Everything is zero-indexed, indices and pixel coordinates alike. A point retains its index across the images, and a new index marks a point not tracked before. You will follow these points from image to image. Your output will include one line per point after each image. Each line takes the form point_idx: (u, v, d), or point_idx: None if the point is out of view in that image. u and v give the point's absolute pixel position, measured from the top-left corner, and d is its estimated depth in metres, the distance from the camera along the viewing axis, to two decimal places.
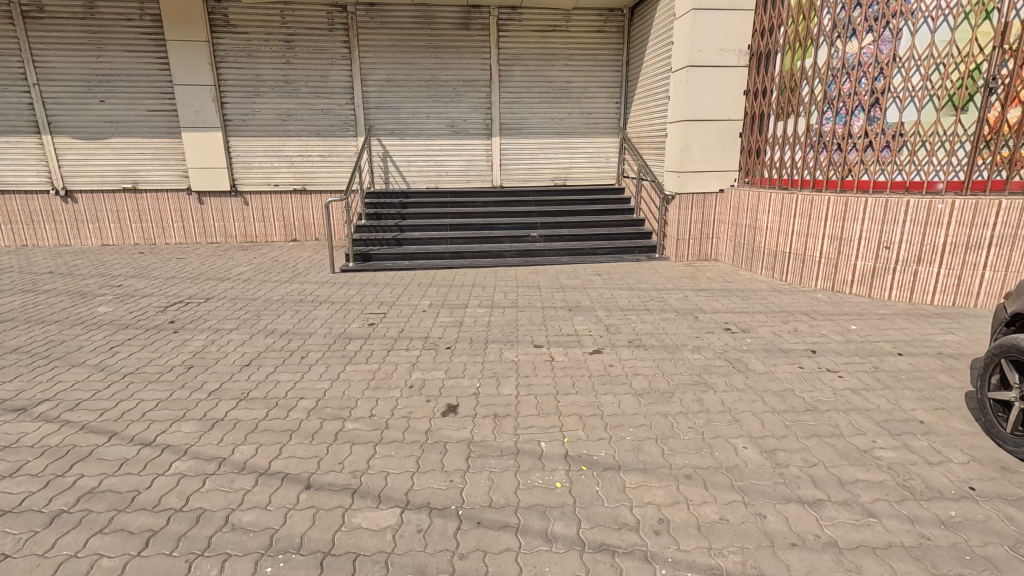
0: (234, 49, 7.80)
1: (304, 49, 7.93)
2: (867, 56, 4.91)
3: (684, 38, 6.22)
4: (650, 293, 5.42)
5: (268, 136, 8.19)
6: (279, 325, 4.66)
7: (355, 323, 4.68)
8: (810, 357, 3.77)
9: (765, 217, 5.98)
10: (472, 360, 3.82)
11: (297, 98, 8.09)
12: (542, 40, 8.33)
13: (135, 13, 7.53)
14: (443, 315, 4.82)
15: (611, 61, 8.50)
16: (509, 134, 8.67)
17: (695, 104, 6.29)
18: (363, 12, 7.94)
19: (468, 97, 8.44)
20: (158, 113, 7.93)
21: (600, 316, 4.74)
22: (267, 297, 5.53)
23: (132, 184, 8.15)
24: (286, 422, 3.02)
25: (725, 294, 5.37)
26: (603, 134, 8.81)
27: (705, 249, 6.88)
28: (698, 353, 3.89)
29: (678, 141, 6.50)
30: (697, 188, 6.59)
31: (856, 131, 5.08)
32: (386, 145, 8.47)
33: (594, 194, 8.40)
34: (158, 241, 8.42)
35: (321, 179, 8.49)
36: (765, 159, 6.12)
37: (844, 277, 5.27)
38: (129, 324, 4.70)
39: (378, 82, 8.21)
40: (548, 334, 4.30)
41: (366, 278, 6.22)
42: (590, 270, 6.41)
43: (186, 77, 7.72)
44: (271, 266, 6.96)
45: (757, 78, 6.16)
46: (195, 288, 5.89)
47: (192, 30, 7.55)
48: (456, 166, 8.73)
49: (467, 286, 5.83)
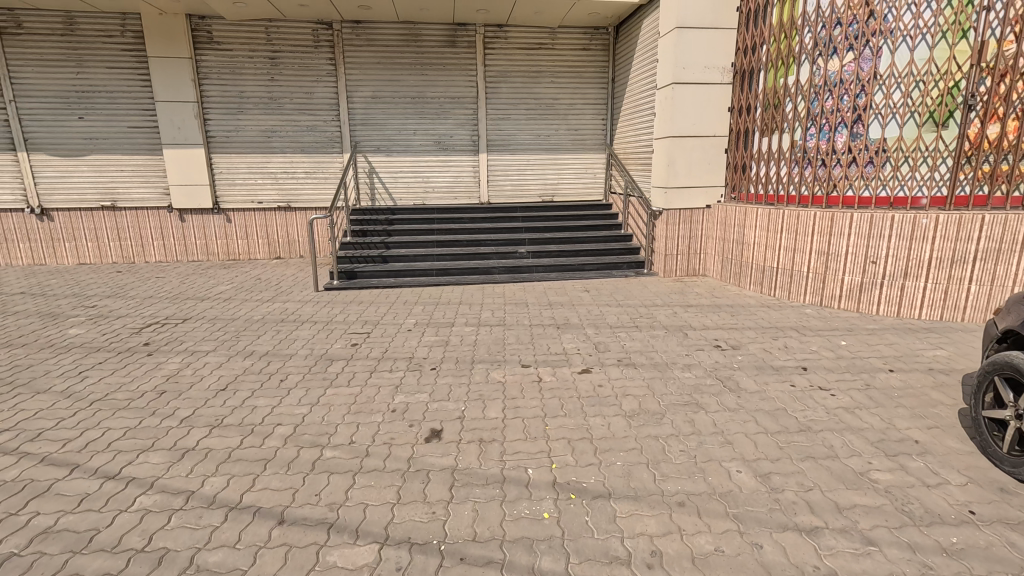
0: (218, 66, 7.73)
1: (289, 66, 7.88)
2: (849, 73, 4.99)
3: (668, 56, 6.27)
4: (639, 310, 5.37)
5: (252, 153, 8.09)
6: (259, 346, 4.51)
7: (337, 343, 4.55)
8: (801, 375, 3.72)
9: (752, 232, 5.98)
10: (457, 382, 3.71)
11: (281, 115, 8.02)
12: (528, 57, 8.38)
13: (116, 30, 7.44)
14: (429, 334, 4.71)
15: (597, 78, 8.56)
16: (496, 150, 8.66)
17: (680, 120, 6.32)
18: (349, 30, 7.93)
19: (455, 114, 8.43)
20: (139, 130, 7.80)
21: (589, 333, 4.66)
22: (247, 317, 5.38)
23: (111, 202, 7.98)
24: (261, 450, 2.88)
25: (714, 309, 5.33)
26: (590, 151, 8.83)
27: (693, 264, 6.86)
28: (688, 372, 3.82)
29: (665, 157, 6.52)
30: (684, 204, 6.60)
31: (839, 147, 5.13)
32: (372, 162, 8.41)
33: (582, 210, 8.39)
34: (137, 259, 8.22)
35: (305, 196, 8.39)
36: (751, 175, 6.16)
37: (832, 292, 5.26)
38: (101, 347, 4.52)
39: (364, 99, 8.17)
40: (536, 353, 4.20)
41: (350, 296, 6.09)
42: (578, 287, 6.35)
43: (168, 93, 7.62)
44: (253, 284, 6.80)
45: (741, 95, 6.22)
46: (173, 308, 5.72)
47: (174, 47, 7.48)
48: (443, 182, 8.68)
49: (454, 304, 5.73)
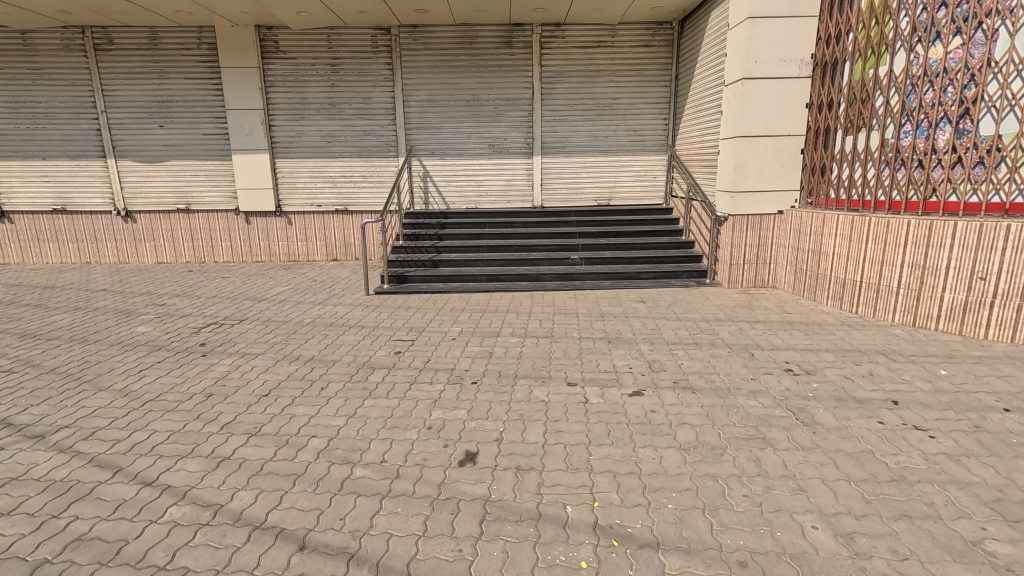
0: (283, 74, 8.01)
1: (348, 72, 8.04)
2: (954, 61, 4.36)
3: (738, 49, 5.79)
4: (700, 325, 4.95)
5: (313, 158, 8.32)
6: (305, 351, 4.53)
7: (380, 351, 4.49)
8: (892, 410, 3.21)
9: (832, 241, 5.39)
10: (497, 399, 3.50)
11: (340, 120, 8.20)
12: (586, 56, 8.08)
13: (193, 43, 7.88)
14: (473, 345, 4.55)
15: (659, 76, 8.12)
16: (550, 153, 8.43)
17: (751, 119, 5.81)
18: (406, 34, 7.97)
19: (509, 116, 8.28)
20: (211, 137, 8.23)
21: (643, 350, 4.32)
22: (299, 320, 5.46)
23: (185, 205, 8.47)
24: (292, 464, 2.81)
25: (785, 327, 4.82)
26: (650, 152, 8.40)
27: (762, 275, 6.30)
28: (754, 400, 3.41)
29: (732, 159, 6.02)
30: (752, 209, 6.07)
31: (941, 145, 4.49)
32: (427, 165, 8.43)
33: (639, 214, 7.98)
34: (208, 259, 8.69)
35: (361, 200, 8.52)
36: (831, 178, 5.57)
37: (928, 311, 4.61)
38: (162, 346, 4.71)
39: (420, 103, 8.19)
40: (584, 370, 3.93)
41: (399, 301, 6.06)
42: (633, 297, 5.99)
43: (237, 102, 7.98)
44: (308, 286, 6.96)
45: (821, 89, 5.65)
46: (232, 308, 5.93)
47: (244, 57, 7.82)
48: (496, 186, 8.56)
49: (500, 312, 5.54)
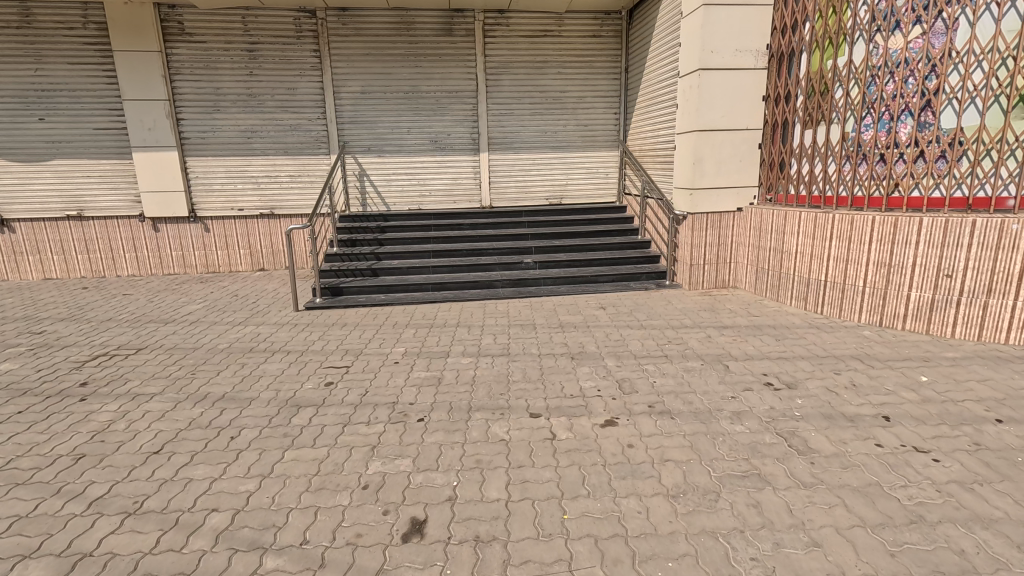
0: (190, 60, 7.01)
1: (268, 59, 7.15)
2: (915, 51, 4.18)
3: (692, 38, 5.48)
4: (667, 333, 4.59)
5: (231, 155, 7.37)
6: (215, 387, 3.77)
7: (308, 382, 3.80)
8: (886, 428, 2.92)
9: (795, 239, 5.19)
10: (448, 441, 2.94)
11: (261, 113, 7.29)
12: (532, 46, 7.60)
13: (77, 21, 6.74)
14: (419, 370, 3.95)
15: (608, 68, 7.78)
16: (498, 150, 7.91)
17: (708, 112, 5.53)
18: (334, 18, 7.19)
19: (452, 110, 7.67)
20: (106, 132, 7.10)
21: (610, 367, 3.89)
22: (211, 346, 4.64)
23: (77, 210, 7.29)
24: (178, 558, 2.12)
25: (755, 332, 4.54)
26: (602, 148, 8.05)
27: (723, 275, 6.06)
28: (739, 424, 3.03)
29: (690, 154, 5.72)
30: (711, 207, 5.79)
31: (903, 139, 4.33)
32: (363, 163, 7.68)
33: (593, 214, 7.62)
34: (109, 273, 7.54)
35: (290, 203, 7.66)
36: (791, 173, 5.35)
37: (894, 310, 4.45)
38: (28, 389, 3.79)
39: (352, 95, 7.43)
40: (548, 396, 3.43)
41: (333, 317, 5.34)
42: (592, 303, 5.59)
43: (136, 91, 6.92)
44: (227, 303, 6.08)
45: (779, 81, 5.43)
46: (130, 334, 5.00)
47: (141, 40, 6.78)
48: (440, 185, 7.94)
49: (450, 326, 4.97)
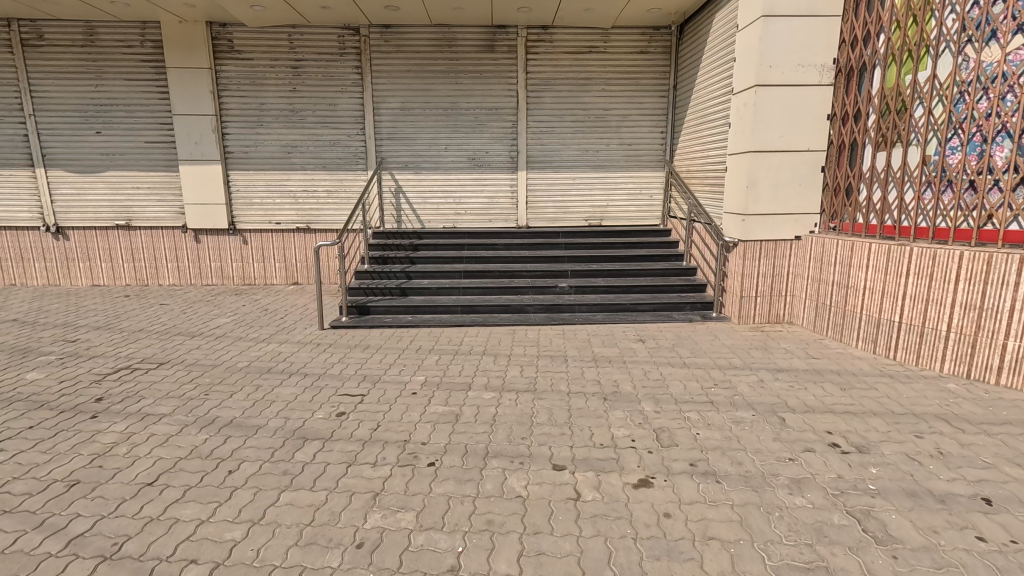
0: (238, 77, 7.15)
1: (311, 76, 7.21)
2: (1015, 64, 3.63)
3: (749, 52, 5.06)
4: (712, 375, 4.12)
5: (271, 170, 7.44)
6: (225, 411, 3.60)
7: (320, 411, 3.58)
8: (988, 516, 2.38)
9: (863, 274, 4.62)
10: (458, 494, 2.62)
11: (302, 128, 7.34)
12: (576, 62, 7.35)
13: (135, 40, 7.01)
14: (436, 404, 3.66)
15: (656, 85, 7.42)
16: (537, 168, 7.66)
17: (764, 132, 5.07)
18: (377, 35, 7.18)
19: (491, 127, 7.50)
20: (156, 145, 7.32)
21: (647, 413, 3.47)
22: (231, 363, 4.53)
23: (126, 220, 7.52)
24: None
25: (815, 378, 4.00)
26: (646, 169, 7.66)
27: (777, 308, 5.51)
28: (800, 496, 2.55)
29: (742, 176, 5.26)
30: (766, 234, 5.29)
31: (999, 164, 3.76)
32: (399, 180, 7.59)
33: (634, 237, 7.21)
34: (151, 282, 7.72)
35: (326, 218, 7.64)
36: (859, 200, 4.81)
37: (986, 361, 3.82)
38: (46, 402, 3.75)
39: (392, 111, 7.38)
40: (574, 445, 3.06)
41: (357, 339, 5.15)
42: (630, 334, 5.17)
43: (186, 106, 7.10)
44: (256, 317, 6.03)
45: (846, 98, 4.92)
46: (156, 347, 4.96)
47: (193, 57, 6.97)
48: (476, 204, 7.75)
49: (475, 354, 4.67)
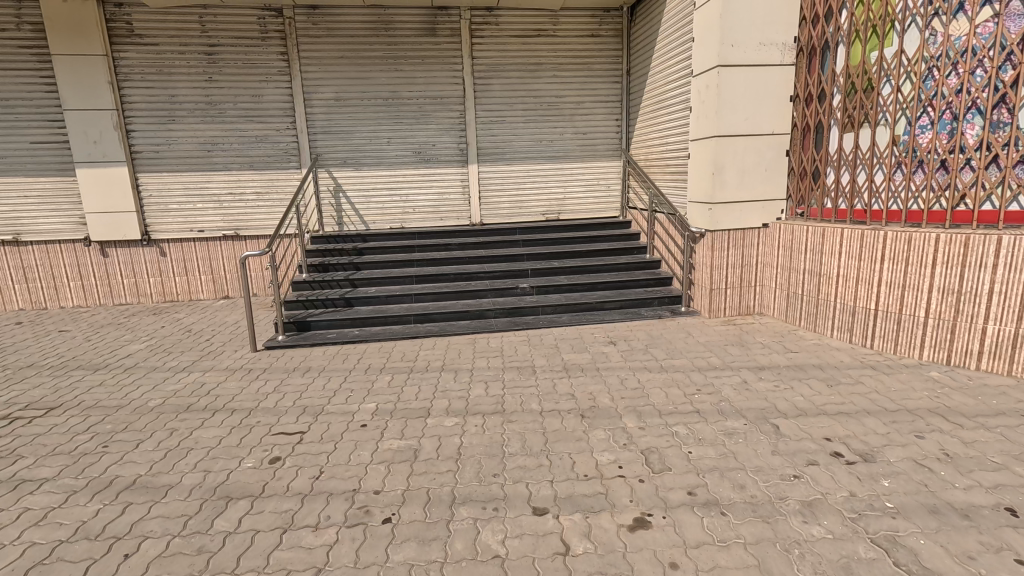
0: (141, 65, 6.24)
1: (229, 63, 6.39)
2: (984, 38, 3.47)
3: (709, 31, 4.76)
4: (693, 379, 3.81)
5: (189, 170, 6.58)
6: (127, 468, 2.93)
7: (248, 458, 2.98)
8: (1020, 531, 2.13)
9: (835, 260, 4.44)
10: (421, 562, 2.13)
11: (222, 123, 6.51)
12: (525, 46, 6.90)
13: (10, 22, 5.95)
14: (390, 438, 3.14)
15: (609, 71, 7.09)
16: (488, 161, 7.18)
17: (728, 115, 4.80)
18: (303, 17, 6.44)
19: (437, 118, 6.94)
20: (45, 146, 6.28)
21: (631, 431, 3.10)
22: (141, 402, 3.81)
23: (13, 234, 6.45)
24: None
25: (799, 376, 3.76)
26: (602, 158, 7.34)
27: (747, 300, 5.30)
28: (817, 524, 2.23)
29: (707, 163, 4.98)
30: (734, 223, 5.04)
31: (971, 142, 3.59)
32: (338, 178, 6.91)
33: (594, 231, 6.88)
34: (51, 304, 6.68)
35: (256, 223, 6.86)
36: (827, 184, 4.62)
37: (966, 346, 3.70)
38: None
39: (325, 102, 6.68)
40: (554, 481, 2.63)
41: (295, 361, 4.52)
42: (600, 336, 4.81)
43: (79, 100, 6.12)
44: (176, 341, 5.24)
45: (810, 78, 4.72)
46: (46, 387, 4.14)
47: (84, 42, 6.00)
48: (425, 201, 7.18)
49: (433, 370, 4.16)
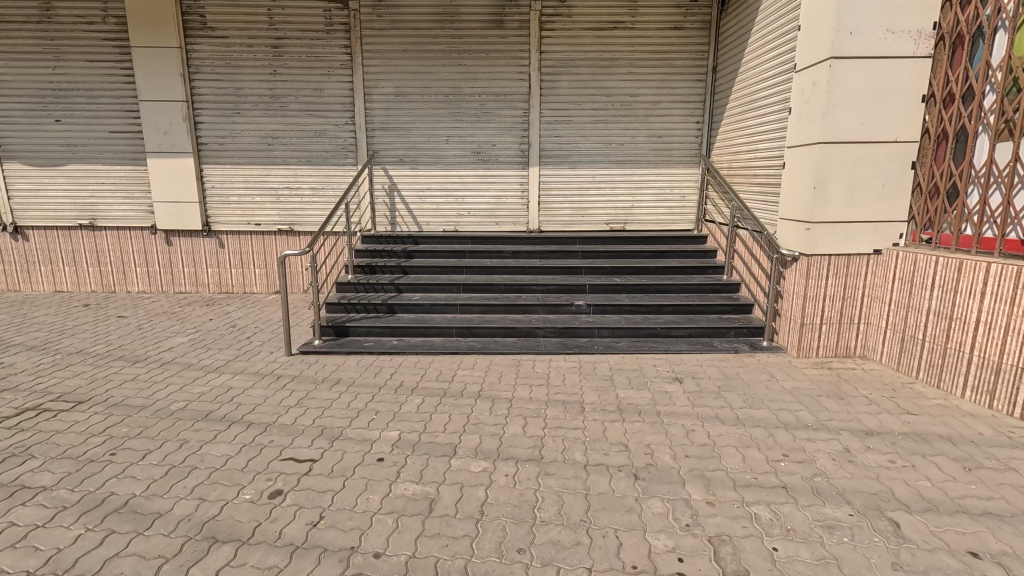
0: (211, 58, 6.28)
1: (294, 57, 6.30)
2: None
3: (821, 16, 3.97)
4: (778, 440, 3.09)
5: (250, 164, 6.57)
6: (125, 485, 2.69)
7: (248, 489, 2.64)
8: None
9: (975, 302, 3.52)
10: None
11: (284, 117, 6.44)
12: (599, 40, 6.32)
13: (97, 15, 6.17)
14: (405, 481, 2.70)
15: (692, 67, 6.35)
16: (551, 164, 6.66)
17: (839, 117, 3.98)
18: (368, 9, 6.24)
19: (498, 116, 6.51)
20: (121, 135, 6.49)
21: (697, 508, 2.47)
22: (164, 404, 3.64)
23: (90, 219, 6.72)
24: None
25: (923, 450, 2.95)
26: (678, 165, 6.61)
27: (846, 339, 4.43)
28: None
29: (807, 174, 4.17)
30: (836, 248, 4.20)
31: None
32: (393, 176, 6.66)
33: (663, 245, 6.17)
34: (119, 289, 6.93)
35: (310, 219, 6.75)
36: (968, 205, 3.70)
37: None
38: None
39: (386, 97, 6.44)
40: (594, 572, 2.07)
41: (327, 370, 4.23)
42: (663, 370, 4.16)
43: (154, 91, 6.25)
44: (219, 336, 5.15)
45: (953, 73, 3.81)
46: (84, 377, 4.10)
47: (160, 36, 6.12)
48: (481, 204, 6.77)
49: (468, 396, 3.71)
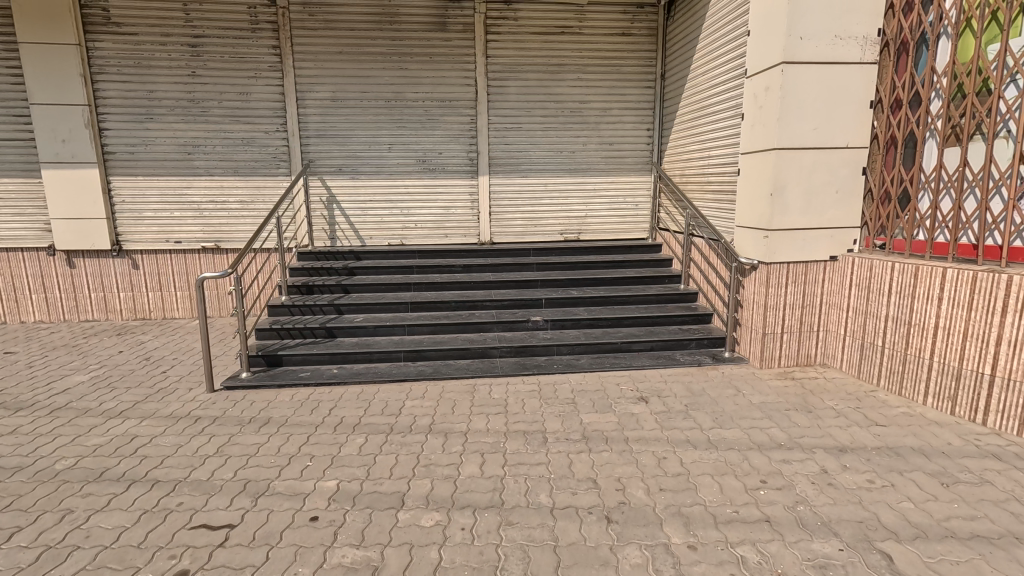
0: (117, 57, 5.60)
1: (215, 57, 5.72)
2: None
3: (771, 21, 3.90)
4: (754, 463, 2.90)
5: (166, 175, 5.90)
6: None
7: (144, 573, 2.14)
8: None
9: (933, 308, 3.49)
10: None
11: (206, 123, 5.83)
12: (546, 45, 6.13)
13: None
14: (343, 547, 2.28)
15: (640, 74, 6.27)
16: (501, 173, 6.38)
17: (794, 123, 3.92)
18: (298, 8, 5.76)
19: (444, 123, 6.18)
20: (10, 144, 5.66)
21: (680, 555, 2.19)
22: (47, 462, 3.02)
23: None
24: None
25: (898, 466, 2.82)
26: (630, 173, 6.50)
27: (807, 347, 4.36)
28: None
29: (764, 180, 4.08)
30: (794, 255, 4.13)
31: None
32: (332, 187, 6.17)
33: (619, 255, 6.00)
34: (11, 319, 6.03)
35: (239, 235, 6.14)
36: (920, 210, 3.70)
37: None
38: None
39: (321, 102, 5.96)
40: None
41: (255, 408, 3.70)
42: (627, 390, 3.92)
43: (48, 93, 5.49)
44: (128, 372, 4.49)
45: (899, 80, 3.83)
46: None
47: (54, 32, 5.38)
48: (428, 216, 6.39)
49: (418, 431, 3.31)
